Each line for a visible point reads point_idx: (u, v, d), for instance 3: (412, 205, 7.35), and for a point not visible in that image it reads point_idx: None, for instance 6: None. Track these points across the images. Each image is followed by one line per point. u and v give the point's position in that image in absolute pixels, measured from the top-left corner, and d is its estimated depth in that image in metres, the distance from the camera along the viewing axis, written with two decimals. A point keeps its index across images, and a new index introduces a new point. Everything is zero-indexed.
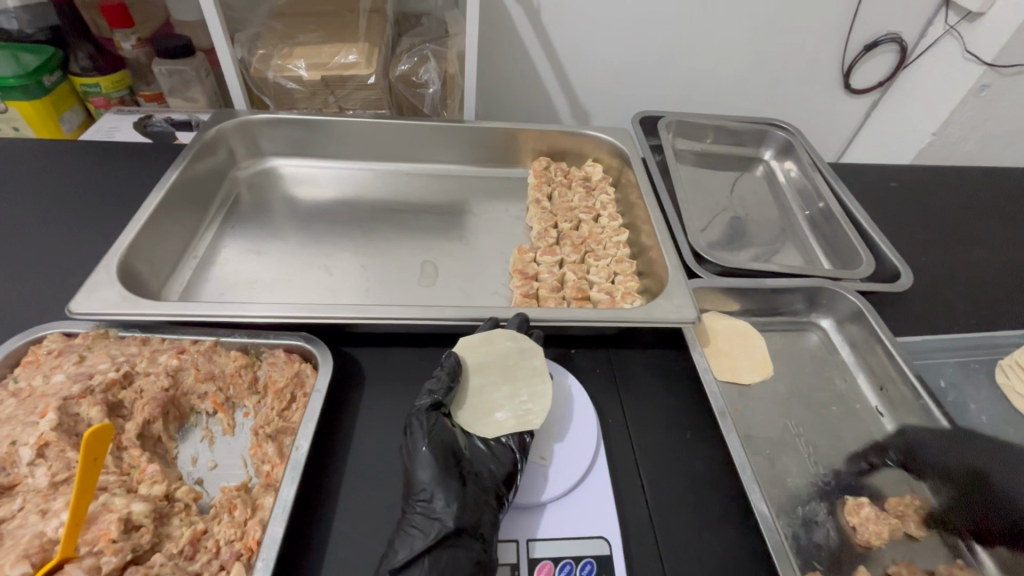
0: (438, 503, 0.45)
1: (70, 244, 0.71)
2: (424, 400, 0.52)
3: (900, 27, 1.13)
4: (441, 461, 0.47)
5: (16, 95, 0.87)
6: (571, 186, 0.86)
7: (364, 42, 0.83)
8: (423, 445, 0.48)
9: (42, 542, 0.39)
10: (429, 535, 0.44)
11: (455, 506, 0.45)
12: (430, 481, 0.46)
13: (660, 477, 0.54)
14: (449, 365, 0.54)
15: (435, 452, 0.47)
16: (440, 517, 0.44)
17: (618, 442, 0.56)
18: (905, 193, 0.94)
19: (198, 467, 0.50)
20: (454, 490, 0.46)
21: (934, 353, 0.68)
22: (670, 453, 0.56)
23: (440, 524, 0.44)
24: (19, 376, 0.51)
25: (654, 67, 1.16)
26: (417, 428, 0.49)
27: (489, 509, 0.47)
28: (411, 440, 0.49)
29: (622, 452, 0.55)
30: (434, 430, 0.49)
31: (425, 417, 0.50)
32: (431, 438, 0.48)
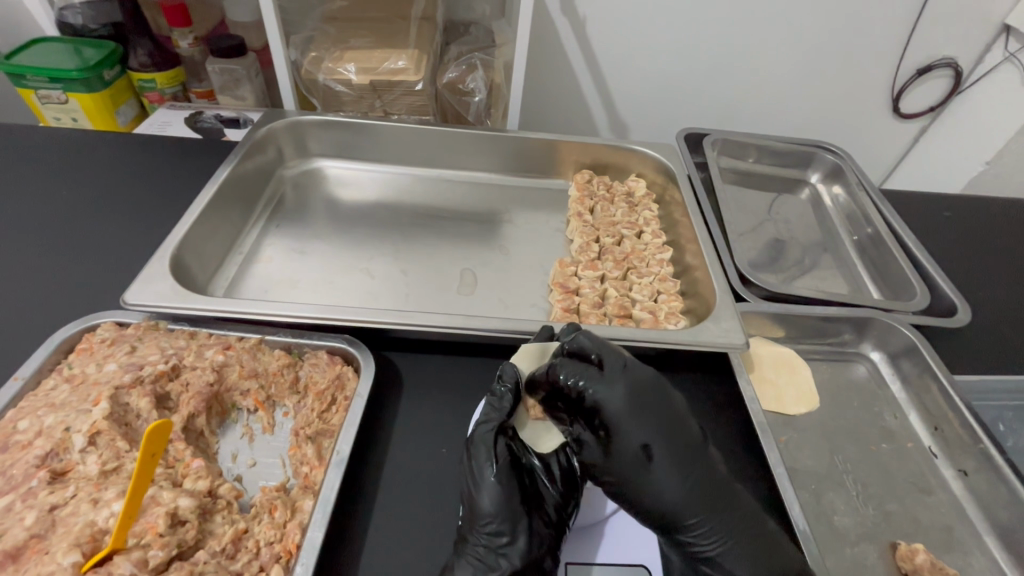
0: (503, 538, 0.45)
1: (123, 235, 0.73)
2: (488, 419, 0.50)
3: (957, 52, 1.10)
4: (510, 494, 0.46)
5: (78, 88, 0.90)
6: (614, 201, 0.85)
7: (413, 48, 0.84)
8: (491, 472, 0.46)
9: (92, 531, 0.39)
10: (495, 570, 0.44)
11: (523, 543, 0.44)
12: (494, 513, 0.45)
13: (646, 503, 0.47)
14: (513, 382, 0.52)
15: (502, 482, 0.46)
16: (506, 554, 0.44)
17: (598, 461, 0.49)
18: (959, 224, 0.91)
19: (238, 465, 0.50)
20: (522, 527, 0.45)
21: (992, 395, 0.64)
22: (650, 476, 0.47)
23: (506, 559, 0.44)
24: (73, 362, 0.53)
25: (697, 84, 1.15)
26: (484, 450, 0.48)
27: (553, 545, 0.46)
28: (475, 464, 0.47)
29: (595, 476, 0.49)
30: (500, 457, 0.47)
31: (491, 441, 0.48)
32: (499, 466, 0.47)
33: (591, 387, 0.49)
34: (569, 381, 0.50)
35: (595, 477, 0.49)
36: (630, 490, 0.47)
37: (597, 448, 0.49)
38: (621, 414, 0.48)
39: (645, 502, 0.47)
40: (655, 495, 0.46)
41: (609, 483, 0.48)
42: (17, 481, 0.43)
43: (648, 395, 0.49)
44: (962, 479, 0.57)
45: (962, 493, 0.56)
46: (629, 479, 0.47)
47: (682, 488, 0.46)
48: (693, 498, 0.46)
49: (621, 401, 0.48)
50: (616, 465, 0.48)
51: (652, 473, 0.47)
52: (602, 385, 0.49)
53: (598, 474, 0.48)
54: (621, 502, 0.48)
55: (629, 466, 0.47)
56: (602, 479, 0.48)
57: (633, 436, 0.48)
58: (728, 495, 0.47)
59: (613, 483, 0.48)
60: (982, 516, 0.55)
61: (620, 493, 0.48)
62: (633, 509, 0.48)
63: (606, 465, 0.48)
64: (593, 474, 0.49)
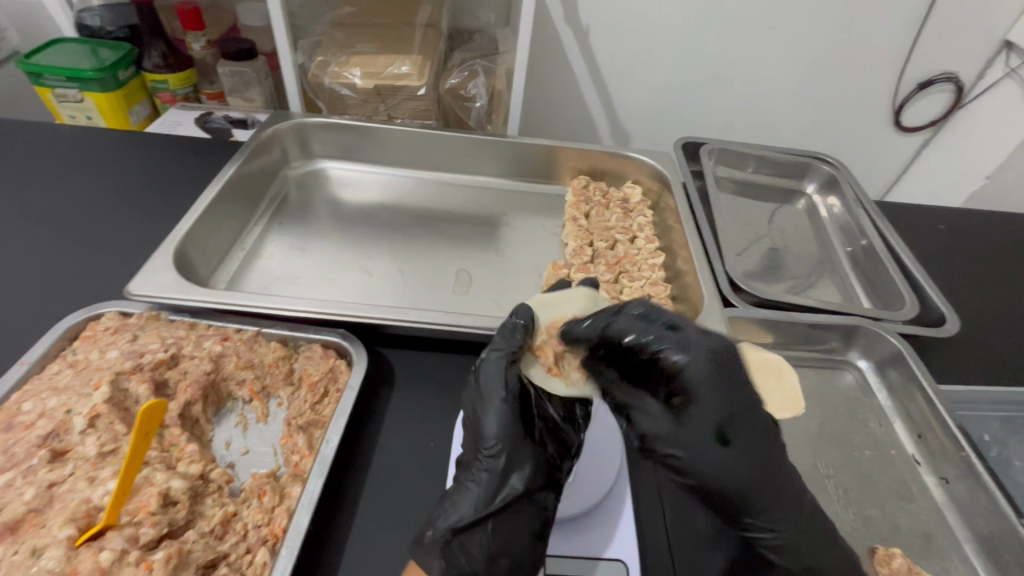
0: (506, 465, 0.46)
1: (131, 228, 0.75)
2: (505, 349, 0.51)
3: (958, 67, 1.11)
4: (514, 418, 0.48)
5: (93, 86, 0.93)
6: (609, 207, 0.87)
7: (417, 54, 0.86)
8: (501, 395, 0.49)
9: (87, 508, 0.41)
10: (493, 495, 0.45)
11: (527, 470, 0.46)
12: (499, 436, 0.47)
13: (711, 483, 0.46)
14: (528, 317, 0.54)
15: (507, 407, 0.48)
16: (510, 481, 0.46)
17: (660, 430, 0.48)
18: (954, 237, 0.91)
19: (231, 452, 0.52)
20: (528, 456, 0.47)
21: (978, 405, 0.65)
22: (710, 454, 0.46)
23: (508, 484, 0.46)
24: (77, 349, 0.55)
25: (698, 94, 1.16)
26: (495, 376, 0.50)
27: (556, 479, 0.48)
28: (485, 390, 0.50)
29: (667, 449, 0.47)
30: (511, 383, 0.50)
31: (503, 367, 0.50)
32: (509, 392, 0.49)
33: (662, 355, 0.49)
34: (613, 333, 0.51)
35: (657, 448, 0.48)
36: (690, 462, 0.46)
37: (663, 420, 0.48)
38: (696, 385, 0.47)
39: (709, 479, 0.46)
40: (722, 475, 0.45)
41: (671, 456, 0.47)
42: (19, 459, 0.44)
43: (708, 368, 0.47)
44: (944, 487, 0.57)
45: (943, 501, 0.57)
46: (705, 455, 0.46)
47: (731, 468, 0.45)
48: (744, 478, 0.45)
49: (689, 368, 0.47)
50: (692, 440, 0.46)
51: (721, 450, 0.46)
52: (665, 347, 0.48)
53: (665, 445, 0.47)
54: (686, 479, 0.47)
55: (697, 439, 0.46)
56: (666, 451, 0.47)
57: (706, 408, 0.46)
58: (781, 480, 0.46)
59: (680, 455, 0.46)
60: (962, 524, 0.55)
61: (685, 467, 0.46)
62: (696, 488, 0.46)
63: (674, 436, 0.47)
64: (658, 447, 0.48)
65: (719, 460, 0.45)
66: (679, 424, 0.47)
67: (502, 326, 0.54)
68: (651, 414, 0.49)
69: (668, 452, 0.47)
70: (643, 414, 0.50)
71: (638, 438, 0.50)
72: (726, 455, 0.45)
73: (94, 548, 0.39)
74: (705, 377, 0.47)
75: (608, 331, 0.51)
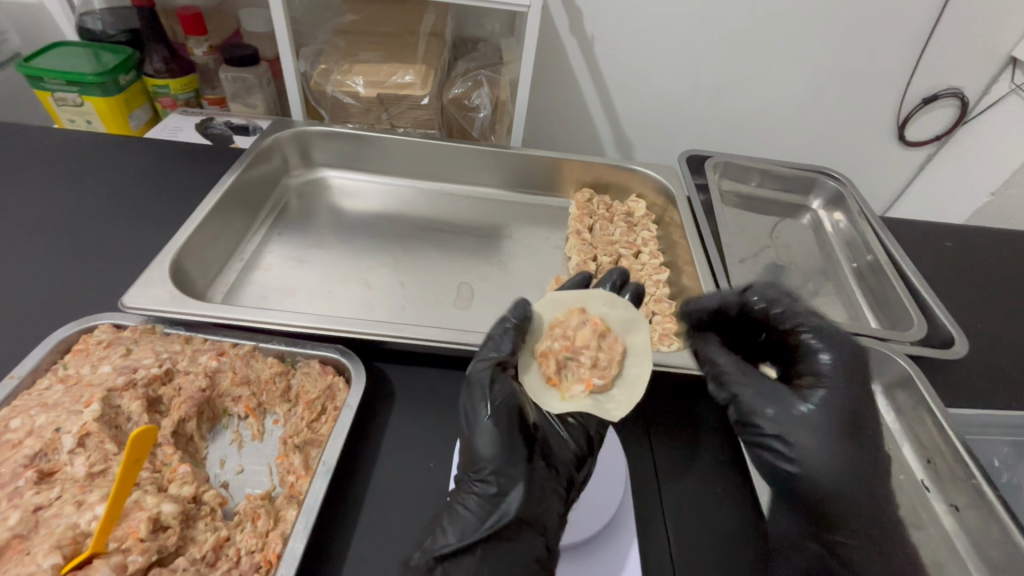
0: (501, 487, 0.44)
1: (127, 237, 0.74)
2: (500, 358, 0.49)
3: (963, 82, 1.10)
4: (503, 436, 0.45)
5: (93, 91, 0.92)
6: (613, 221, 0.86)
7: (421, 64, 0.85)
8: (494, 409, 0.46)
9: (74, 534, 0.40)
10: (484, 523, 0.42)
11: (521, 493, 0.43)
12: (493, 456, 0.44)
13: (816, 476, 0.49)
14: (520, 316, 0.52)
15: (501, 425, 0.45)
16: (504, 503, 0.43)
17: (783, 414, 0.52)
18: (960, 255, 0.90)
19: (225, 471, 0.51)
20: (522, 477, 0.44)
21: (989, 429, 0.63)
22: (836, 451, 0.50)
23: (500, 511, 0.43)
24: (69, 363, 0.53)
25: (702, 106, 1.16)
26: (487, 390, 0.47)
27: (556, 500, 0.44)
28: (478, 406, 0.47)
29: (773, 430, 0.52)
30: (507, 398, 0.46)
31: (493, 382, 0.47)
32: (496, 408, 0.46)
33: (817, 357, 0.53)
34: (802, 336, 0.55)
35: (767, 432, 0.52)
36: (812, 452, 0.50)
37: (808, 411, 0.51)
38: (831, 387, 0.52)
39: (830, 474, 0.49)
40: (824, 466, 0.49)
41: (794, 441, 0.51)
42: (5, 479, 0.43)
43: (861, 374, 0.53)
44: (954, 514, 0.56)
45: (954, 530, 0.55)
46: (820, 445, 0.50)
47: (867, 468, 0.50)
48: (870, 483, 0.49)
49: (836, 369, 0.52)
50: (814, 429, 0.51)
51: (827, 444, 0.50)
52: (822, 347, 0.53)
53: (786, 429, 0.51)
54: (792, 464, 0.50)
55: (825, 431, 0.50)
56: (780, 435, 0.51)
57: (831, 404, 0.51)
58: (875, 492, 0.49)
59: (798, 442, 0.50)
60: (974, 555, 0.53)
61: (801, 452, 0.50)
62: (800, 474, 0.50)
63: (778, 417, 0.52)
64: (773, 427, 0.52)
65: (824, 449, 0.50)
66: (811, 418, 0.51)
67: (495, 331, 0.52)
68: (760, 395, 0.53)
69: (788, 436, 0.51)
70: (760, 394, 0.53)
71: (739, 419, 0.54)
72: (839, 448, 0.50)
73: None
74: (849, 367, 0.52)
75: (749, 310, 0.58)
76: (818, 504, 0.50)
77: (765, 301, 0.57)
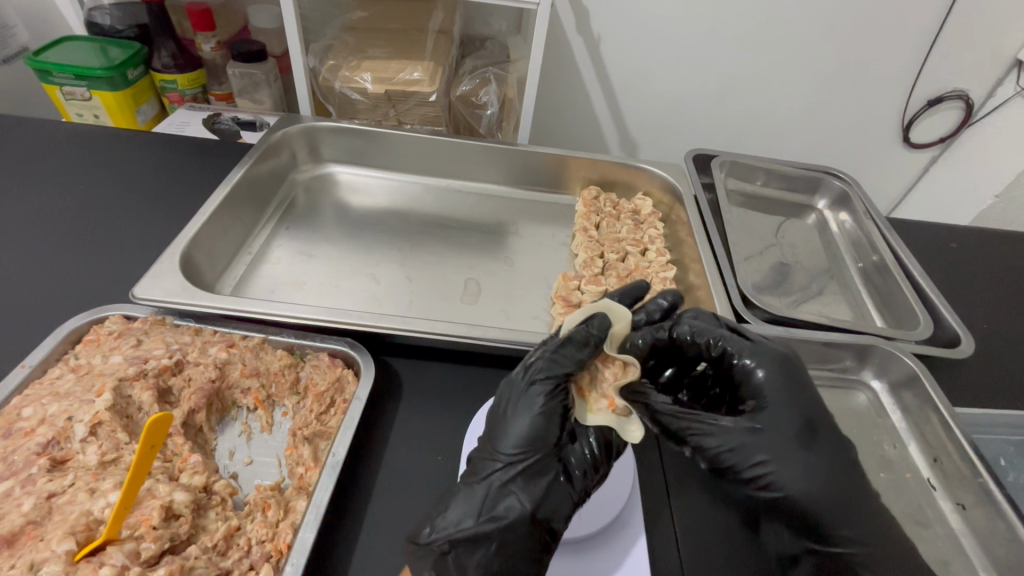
0: (521, 481, 0.43)
1: (136, 230, 0.74)
2: (571, 356, 0.47)
3: (969, 84, 1.10)
4: (547, 430, 0.44)
5: (102, 85, 0.92)
6: (620, 218, 0.86)
7: (429, 60, 0.85)
8: (545, 404, 0.45)
9: (87, 521, 0.40)
10: (491, 514, 0.42)
11: (539, 491, 0.43)
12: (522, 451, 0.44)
13: (798, 497, 0.44)
14: (598, 331, 0.48)
15: (541, 422, 0.44)
16: (522, 498, 0.43)
17: (748, 444, 0.45)
18: (966, 256, 0.90)
19: (234, 462, 0.51)
20: (545, 475, 0.44)
21: (995, 429, 0.63)
22: (806, 466, 0.45)
23: (511, 504, 0.42)
24: (80, 353, 0.54)
25: (708, 106, 1.16)
26: (547, 386, 0.45)
27: (569, 503, 0.44)
28: (531, 400, 0.45)
29: (743, 462, 0.45)
30: (560, 400, 0.45)
31: (556, 381, 0.46)
32: (552, 401, 0.45)
33: (752, 376, 0.48)
34: (733, 362, 0.49)
35: (737, 466, 0.45)
36: (789, 474, 0.44)
37: (767, 433, 0.45)
38: (784, 397, 0.46)
39: (809, 491, 0.44)
40: (805, 486, 0.44)
41: (767, 471, 0.45)
42: (18, 467, 0.43)
43: (798, 378, 0.47)
44: (961, 513, 0.56)
45: (960, 527, 0.55)
46: (795, 466, 0.45)
47: (840, 473, 0.45)
48: (848, 486, 0.45)
49: (774, 380, 0.47)
50: (783, 452, 0.45)
51: (800, 459, 0.45)
52: (758, 365, 0.48)
53: (754, 461, 0.45)
54: (771, 493, 0.45)
55: (790, 450, 0.45)
56: (752, 467, 0.45)
57: (788, 415, 0.46)
58: (855, 489, 0.46)
59: (772, 469, 0.44)
60: (981, 553, 0.53)
61: (775, 479, 0.45)
62: (782, 500, 0.45)
63: (749, 448, 0.45)
64: (736, 462, 0.45)
65: (800, 469, 0.45)
66: (777, 437, 0.45)
67: (573, 332, 0.48)
68: (722, 428, 0.46)
69: (759, 465, 0.45)
70: (719, 430, 0.46)
71: (705, 459, 0.46)
72: (812, 463, 0.45)
73: (93, 564, 0.38)
74: (791, 378, 0.47)
75: (678, 342, 0.50)
76: (808, 519, 0.45)
77: (689, 332, 0.50)
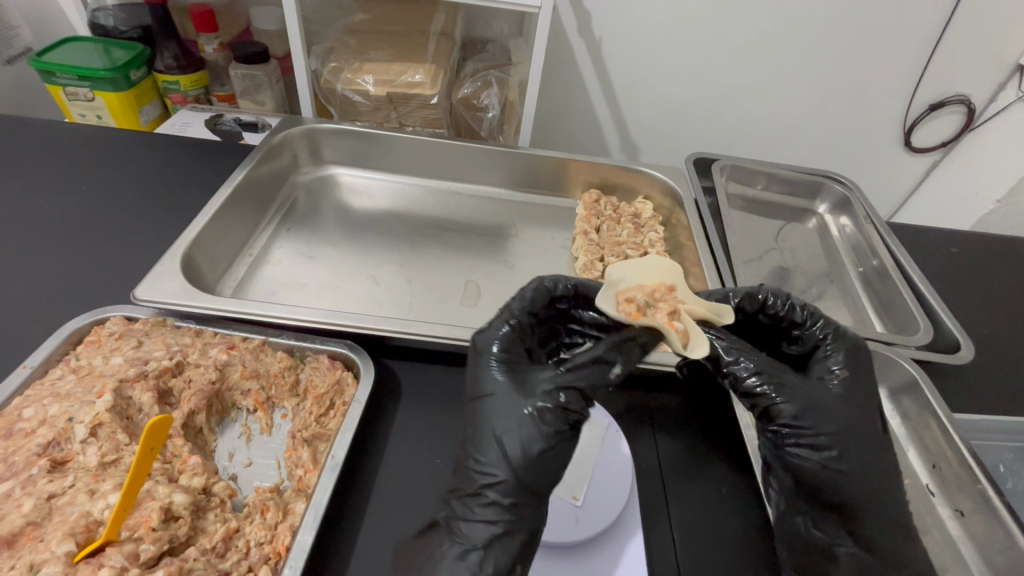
0: (501, 510, 0.43)
1: (137, 231, 0.75)
2: (505, 335, 0.50)
3: (970, 89, 1.10)
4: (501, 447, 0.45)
5: (104, 86, 0.92)
6: (620, 222, 0.86)
7: (431, 63, 0.85)
8: (545, 406, 0.45)
9: (87, 522, 0.40)
10: (462, 530, 0.44)
11: (501, 505, 0.43)
12: (486, 479, 0.44)
13: (848, 470, 0.46)
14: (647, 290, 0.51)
15: (535, 434, 0.44)
16: (504, 528, 0.43)
17: (816, 405, 0.48)
18: (966, 262, 0.90)
19: (234, 463, 0.51)
20: (523, 496, 0.44)
21: (995, 435, 0.63)
22: (860, 442, 0.47)
23: (474, 519, 0.44)
24: (81, 354, 0.54)
25: (709, 110, 1.16)
26: (490, 380, 0.48)
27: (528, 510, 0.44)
28: (482, 405, 0.47)
29: (808, 424, 0.47)
30: (517, 393, 0.46)
31: (498, 369, 0.48)
32: (499, 416, 0.46)
33: (827, 349, 0.53)
34: (811, 330, 0.54)
35: (807, 423, 0.47)
36: (846, 442, 0.47)
37: (835, 400, 0.48)
38: (851, 375, 0.50)
39: (859, 466, 0.47)
40: (854, 460, 0.47)
41: (830, 434, 0.47)
42: (18, 468, 0.44)
43: (868, 363, 0.52)
44: (959, 519, 0.56)
45: (957, 533, 0.55)
46: (852, 439, 0.47)
47: (883, 460, 0.48)
48: (884, 478, 0.48)
49: (850, 358, 0.51)
50: (845, 423, 0.48)
51: (855, 436, 0.47)
52: (837, 341, 0.52)
53: (820, 421, 0.47)
54: (826, 458, 0.47)
55: (852, 420, 0.48)
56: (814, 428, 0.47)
57: (853, 392, 0.50)
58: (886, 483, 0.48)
59: (834, 434, 0.47)
60: (980, 560, 0.53)
61: (834, 444, 0.47)
62: (833, 470, 0.46)
63: (819, 410, 0.48)
64: (806, 420, 0.47)
65: (857, 442, 0.47)
66: (842, 407, 0.48)
67: (500, 314, 0.52)
68: (793, 387, 0.48)
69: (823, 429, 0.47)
70: (790, 388, 0.48)
71: (771, 411, 0.48)
72: (865, 441, 0.48)
73: (93, 565, 0.38)
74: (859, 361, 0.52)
75: (765, 303, 0.55)
76: (841, 503, 0.46)
77: (781, 298, 0.55)
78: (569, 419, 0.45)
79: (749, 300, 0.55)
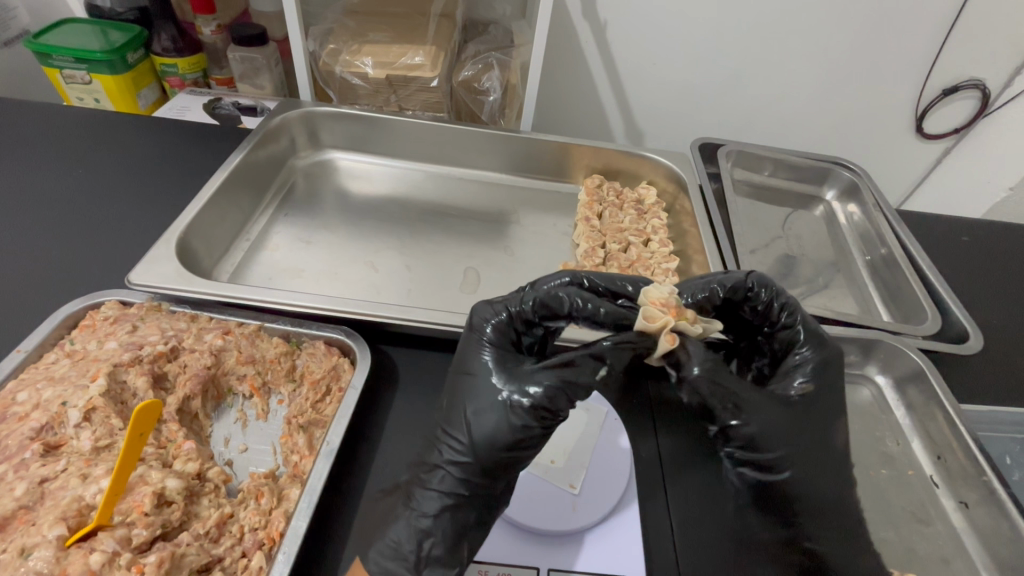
0: (454, 482, 0.43)
1: (133, 215, 0.74)
2: (501, 320, 0.47)
3: (986, 73, 1.06)
4: (479, 428, 0.43)
5: (101, 69, 0.91)
6: (623, 208, 0.84)
7: (431, 45, 0.83)
8: (519, 398, 0.42)
9: (79, 506, 0.40)
10: (416, 507, 0.44)
11: (463, 484, 0.43)
12: (446, 452, 0.44)
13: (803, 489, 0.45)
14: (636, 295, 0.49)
15: (505, 423, 0.42)
16: (455, 500, 0.43)
17: (775, 428, 0.44)
18: (976, 251, 0.88)
19: (229, 449, 0.50)
20: (482, 478, 0.43)
21: (1003, 427, 0.62)
22: (814, 460, 0.45)
23: (429, 496, 0.44)
24: (75, 338, 0.53)
25: (715, 95, 1.13)
26: (479, 358, 0.46)
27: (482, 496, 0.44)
28: (467, 379, 0.46)
29: (763, 449, 0.44)
30: (495, 378, 0.44)
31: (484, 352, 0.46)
32: (480, 400, 0.44)
33: (794, 348, 0.49)
34: (784, 331, 0.49)
35: (765, 448, 0.44)
36: (797, 463, 0.45)
37: (790, 422, 0.45)
38: (815, 388, 0.47)
39: (812, 481, 0.45)
40: (809, 477, 0.45)
41: (783, 456, 0.44)
42: (12, 452, 0.44)
43: (836, 373, 0.49)
44: (963, 511, 0.55)
45: (961, 526, 0.54)
46: (802, 458, 0.45)
47: (834, 481, 0.46)
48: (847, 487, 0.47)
49: (816, 369, 0.47)
50: (800, 447, 0.45)
51: (811, 458, 0.45)
52: (807, 345, 0.48)
53: (777, 445, 0.44)
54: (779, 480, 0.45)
55: (807, 441, 0.45)
56: (772, 450, 0.44)
57: (818, 411, 0.47)
58: (837, 489, 0.46)
59: (785, 455, 0.44)
60: (983, 552, 0.52)
61: (786, 465, 0.45)
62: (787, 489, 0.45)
63: (778, 436, 0.44)
64: (764, 445, 0.44)
65: (811, 460, 0.45)
66: (798, 425, 0.45)
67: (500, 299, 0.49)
68: (756, 410, 0.44)
69: (777, 452, 0.44)
70: (751, 412, 0.44)
71: (730, 436, 0.44)
72: (819, 459, 0.46)
73: (85, 549, 0.38)
74: (827, 373, 0.48)
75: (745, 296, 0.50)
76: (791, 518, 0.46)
77: (766, 289, 0.50)
78: (541, 419, 0.42)
79: (733, 288, 0.50)
